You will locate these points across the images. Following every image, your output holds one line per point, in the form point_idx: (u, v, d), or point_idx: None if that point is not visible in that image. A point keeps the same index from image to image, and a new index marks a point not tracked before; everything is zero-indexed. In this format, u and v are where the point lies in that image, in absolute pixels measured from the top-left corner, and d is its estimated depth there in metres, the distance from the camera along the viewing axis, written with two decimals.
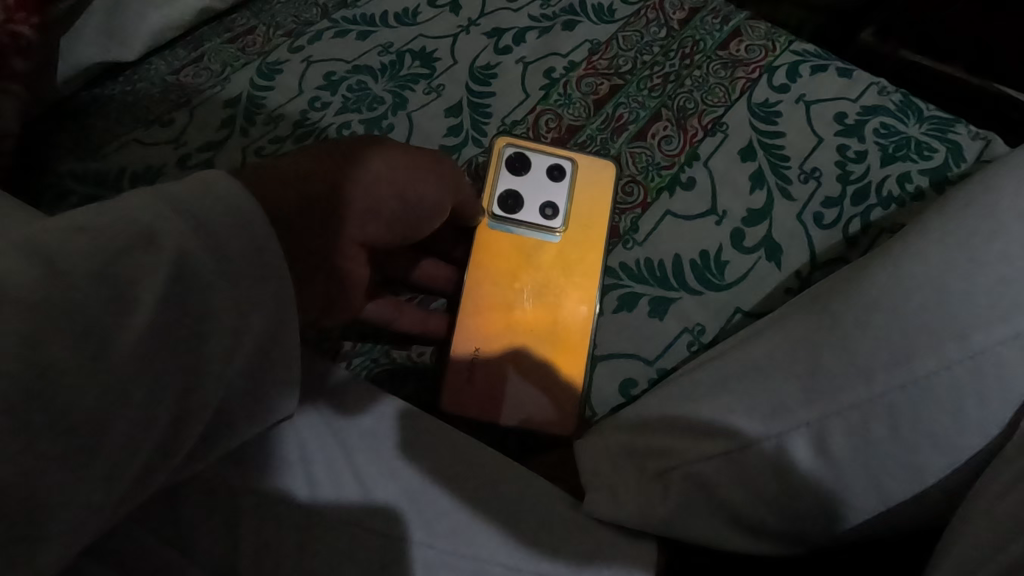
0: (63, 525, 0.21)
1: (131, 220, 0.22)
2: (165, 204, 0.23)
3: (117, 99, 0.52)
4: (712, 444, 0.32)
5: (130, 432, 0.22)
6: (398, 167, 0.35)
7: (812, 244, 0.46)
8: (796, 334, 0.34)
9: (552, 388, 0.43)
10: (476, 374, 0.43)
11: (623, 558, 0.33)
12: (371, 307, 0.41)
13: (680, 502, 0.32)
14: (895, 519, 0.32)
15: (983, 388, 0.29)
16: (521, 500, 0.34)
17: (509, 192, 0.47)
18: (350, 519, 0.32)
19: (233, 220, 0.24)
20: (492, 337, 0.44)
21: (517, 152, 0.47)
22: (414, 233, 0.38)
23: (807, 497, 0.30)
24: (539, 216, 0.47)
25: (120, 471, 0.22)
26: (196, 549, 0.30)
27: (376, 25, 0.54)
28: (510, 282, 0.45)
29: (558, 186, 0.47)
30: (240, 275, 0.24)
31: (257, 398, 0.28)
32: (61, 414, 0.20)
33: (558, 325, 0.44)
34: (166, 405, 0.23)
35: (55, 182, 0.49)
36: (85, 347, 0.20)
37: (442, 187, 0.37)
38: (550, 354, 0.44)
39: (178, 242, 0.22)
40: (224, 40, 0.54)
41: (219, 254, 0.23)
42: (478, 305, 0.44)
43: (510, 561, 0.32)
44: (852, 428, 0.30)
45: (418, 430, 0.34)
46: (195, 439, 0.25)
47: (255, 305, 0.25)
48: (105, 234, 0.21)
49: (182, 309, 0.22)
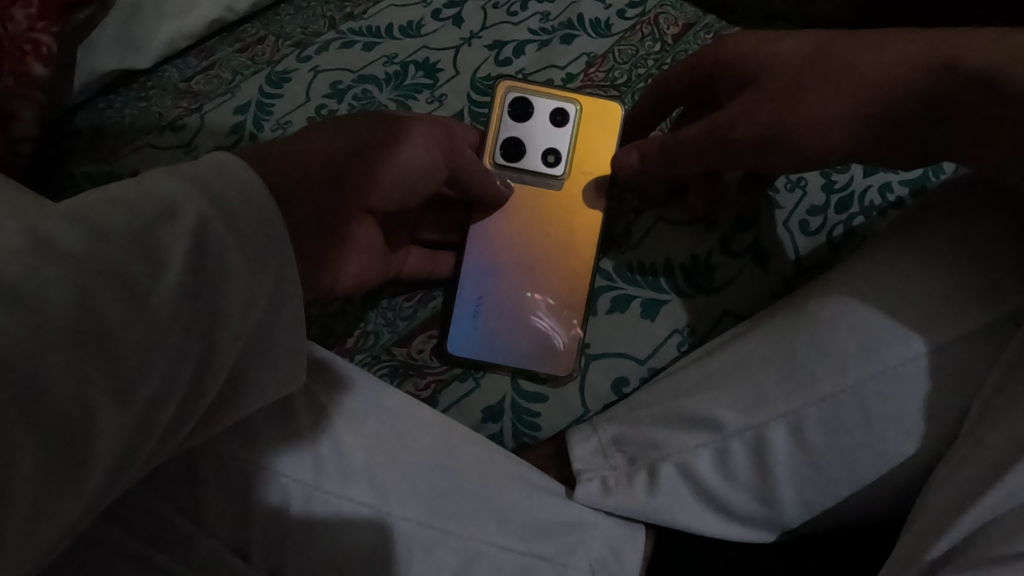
0: (90, 488, 0.22)
1: (156, 193, 0.24)
2: (185, 181, 0.25)
3: (131, 104, 0.54)
4: (698, 433, 0.35)
5: (156, 398, 0.23)
6: (395, 136, 0.39)
7: (797, 250, 0.48)
8: (775, 332, 0.36)
9: (557, 333, 0.46)
10: (483, 317, 0.46)
11: (612, 537, 0.37)
12: (410, 264, 0.47)
13: (668, 489, 0.35)
14: (862, 503, 0.34)
15: (939, 380, 0.32)
16: (516, 487, 0.36)
17: (511, 140, 0.48)
18: (349, 496, 0.32)
19: (250, 200, 0.26)
20: (498, 284, 0.47)
21: (519, 97, 0.48)
22: (414, 197, 0.42)
23: (782, 482, 0.33)
24: (541, 163, 0.48)
25: (144, 441, 0.23)
26: (207, 524, 0.31)
27: (381, 37, 0.56)
28: (518, 234, 0.47)
29: (560, 132, 0.48)
30: (256, 256, 0.26)
31: (271, 380, 0.29)
32: (97, 377, 0.21)
33: (563, 275, 0.47)
34: (182, 378, 0.24)
35: (69, 182, 0.51)
36: (126, 314, 0.22)
37: (432, 151, 0.41)
38: (557, 303, 0.47)
39: (199, 211, 0.24)
40: (234, 49, 0.56)
41: (235, 227, 0.25)
42: (490, 258, 0.47)
43: (504, 541, 0.34)
44: (824, 417, 0.33)
45: (422, 421, 0.36)
46: (206, 408, 0.27)
47: (264, 276, 0.26)
48: (135, 204, 0.23)
49: (199, 292, 0.24)
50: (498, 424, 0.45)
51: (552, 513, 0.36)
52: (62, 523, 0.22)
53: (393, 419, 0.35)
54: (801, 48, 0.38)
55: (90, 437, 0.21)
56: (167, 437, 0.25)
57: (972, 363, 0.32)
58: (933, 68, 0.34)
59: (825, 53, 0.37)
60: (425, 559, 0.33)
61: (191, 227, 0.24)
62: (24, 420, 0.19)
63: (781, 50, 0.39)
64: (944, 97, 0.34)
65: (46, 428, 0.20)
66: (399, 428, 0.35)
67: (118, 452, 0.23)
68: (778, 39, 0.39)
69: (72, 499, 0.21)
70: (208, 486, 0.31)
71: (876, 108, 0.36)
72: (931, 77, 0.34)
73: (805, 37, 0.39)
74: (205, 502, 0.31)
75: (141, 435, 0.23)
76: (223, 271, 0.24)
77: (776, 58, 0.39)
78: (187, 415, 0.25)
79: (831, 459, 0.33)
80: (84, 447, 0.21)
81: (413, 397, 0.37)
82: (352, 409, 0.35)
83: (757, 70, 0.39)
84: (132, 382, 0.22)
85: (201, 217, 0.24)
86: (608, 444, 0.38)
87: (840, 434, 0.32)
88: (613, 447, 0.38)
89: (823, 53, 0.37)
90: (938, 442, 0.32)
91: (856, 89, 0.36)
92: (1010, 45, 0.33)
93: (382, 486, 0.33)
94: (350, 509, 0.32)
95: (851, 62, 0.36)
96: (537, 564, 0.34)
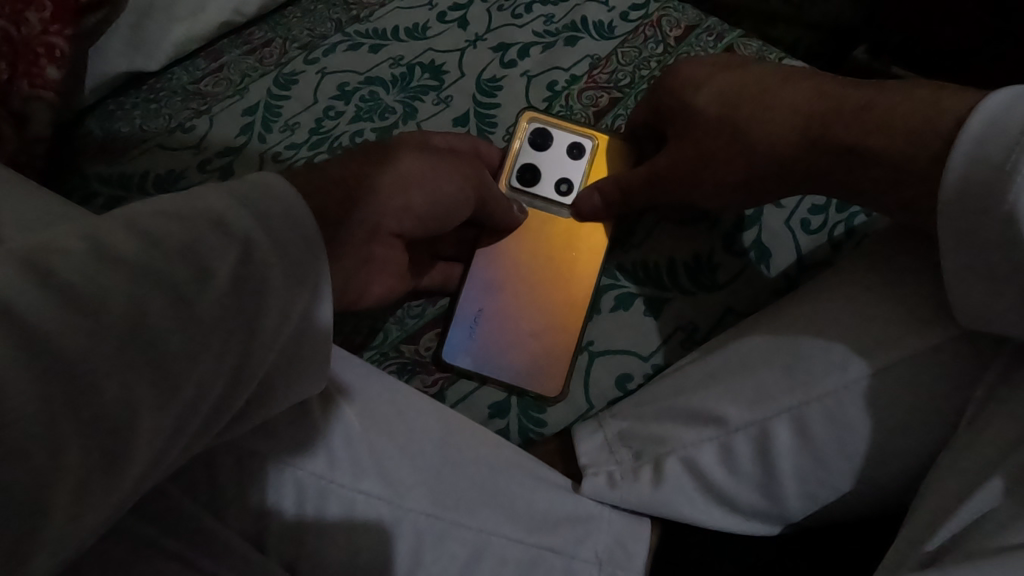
0: (127, 479, 0.22)
1: (205, 210, 0.25)
2: (236, 200, 0.26)
3: (141, 106, 0.55)
4: (704, 428, 0.35)
5: (196, 393, 0.24)
6: (430, 171, 0.41)
7: (799, 247, 0.49)
8: (781, 329, 0.37)
9: (553, 355, 0.47)
10: (480, 329, 0.47)
11: (618, 528, 0.37)
12: (427, 279, 0.48)
13: (674, 484, 0.36)
14: (868, 497, 0.35)
15: (942, 375, 0.33)
16: (530, 487, 0.37)
17: (528, 166, 0.49)
18: (361, 489, 0.33)
19: (294, 220, 0.27)
20: (498, 299, 0.47)
21: (541, 128, 0.49)
22: (439, 227, 0.43)
23: (785, 476, 0.34)
24: (554, 190, 0.49)
25: (177, 435, 0.24)
26: (226, 515, 0.32)
27: (388, 39, 0.57)
28: (520, 248, 0.48)
29: (576, 165, 0.50)
30: (290, 260, 0.26)
31: (296, 378, 0.29)
32: (139, 368, 0.22)
33: (559, 295, 0.47)
34: (219, 377, 0.25)
35: (81, 183, 0.52)
36: (169, 314, 0.23)
37: (466, 186, 0.42)
38: (556, 314, 0.47)
39: (246, 229, 0.25)
40: (242, 52, 0.57)
41: (274, 235, 0.26)
42: (491, 269, 0.48)
43: (514, 534, 0.35)
44: (828, 411, 0.33)
45: (435, 417, 0.37)
46: (238, 406, 0.27)
47: (301, 293, 0.27)
48: (186, 219, 0.24)
49: (241, 295, 0.25)
50: (504, 420, 0.46)
51: (559, 507, 0.37)
52: (98, 513, 0.22)
53: (403, 418, 0.36)
54: (714, 104, 0.42)
55: (130, 430, 0.22)
56: (200, 432, 0.26)
57: (970, 359, 0.33)
58: (809, 145, 0.39)
59: (733, 113, 0.41)
60: (436, 552, 0.34)
61: (235, 243, 0.25)
62: (72, 410, 0.20)
63: (697, 110, 0.43)
64: (824, 164, 0.39)
65: (89, 420, 0.20)
66: (407, 425, 0.36)
67: (155, 445, 0.23)
68: (699, 92, 0.43)
69: (109, 489, 0.22)
70: (227, 479, 0.32)
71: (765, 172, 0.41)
72: (806, 149, 0.39)
73: (723, 86, 0.43)
74: (223, 495, 0.32)
75: (175, 430, 0.24)
76: (259, 279, 0.25)
77: (692, 115, 0.43)
78: (219, 412, 0.26)
79: (834, 454, 0.33)
80: (125, 438, 0.22)
81: (420, 396, 0.38)
82: (364, 403, 0.35)
83: (680, 124, 0.44)
84: (170, 379, 0.23)
85: (247, 235, 0.25)
86: (614, 440, 0.39)
87: (850, 429, 0.33)
88: (618, 443, 0.39)
89: (728, 115, 0.41)
90: (943, 435, 0.33)
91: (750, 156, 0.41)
92: (876, 118, 0.36)
93: (393, 478, 0.34)
94: (363, 501, 0.33)
95: (748, 128, 0.41)
96: (545, 556, 0.35)
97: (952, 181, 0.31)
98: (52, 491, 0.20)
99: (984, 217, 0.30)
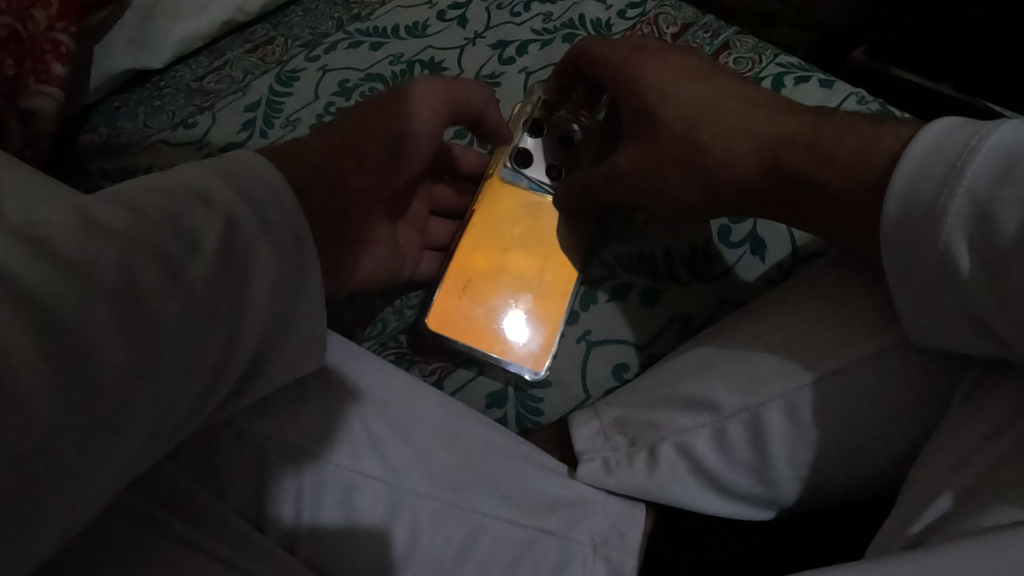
0: (122, 454, 0.23)
1: (190, 183, 0.26)
2: (217, 174, 0.26)
3: (146, 102, 0.56)
4: (696, 414, 0.36)
5: (187, 371, 0.24)
6: (407, 106, 0.43)
7: (794, 237, 0.49)
8: (773, 321, 0.37)
9: (539, 329, 0.48)
10: (469, 304, 0.48)
11: (612, 514, 0.38)
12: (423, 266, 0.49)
13: (668, 468, 0.36)
14: (861, 481, 0.35)
15: (928, 361, 0.33)
16: (525, 469, 0.37)
17: (521, 153, 0.50)
18: (359, 470, 0.34)
19: (278, 202, 0.27)
20: (484, 273, 0.49)
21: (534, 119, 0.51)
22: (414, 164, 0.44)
23: (778, 461, 0.34)
24: (544, 176, 0.50)
25: (172, 411, 0.24)
26: (225, 494, 0.32)
27: (388, 37, 0.58)
28: (505, 226, 0.49)
29: (566, 154, 0.51)
30: (280, 242, 0.27)
31: (290, 360, 0.30)
32: (130, 344, 0.22)
33: (544, 272, 0.49)
34: (212, 355, 0.25)
35: (87, 178, 0.52)
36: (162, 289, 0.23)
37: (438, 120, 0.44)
38: (541, 290, 0.48)
39: (229, 203, 0.26)
40: (244, 50, 0.58)
41: (263, 222, 0.27)
42: (476, 248, 0.49)
43: (508, 514, 0.36)
44: (818, 397, 0.34)
45: (431, 397, 0.37)
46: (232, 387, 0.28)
47: (286, 275, 0.28)
48: (169, 193, 0.25)
49: (231, 279, 0.25)
50: (501, 410, 0.46)
51: (555, 490, 0.37)
52: (94, 488, 0.22)
53: (402, 401, 0.36)
54: (676, 119, 0.42)
55: (122, 405, 0.22)
56: (195, 412, 0.26)
57: None
58: (766, 167, 0.39)
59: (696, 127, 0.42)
60: (433, 534, 0.34)
61: (219, 228, 0.25)
62: (65, 383, 0.20)
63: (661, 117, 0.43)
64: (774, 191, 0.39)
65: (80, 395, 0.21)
66: (406, 405, 0.36)
67: (150, 422, 0.23)
68: (669, 95, 0.43)
69: (105, 462, 0.22)
70: (226, 460, 0.32)
71: (721, 189, 0.42)
72: (761, 166, 0.39)
73: (692, 95, 0.42)
74: (222, 475, 0.32)
75: (170, 408, 0.24)
76: (245, 258, 0.26)
77: (653, 123, 0.43)
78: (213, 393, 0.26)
79: (826, 438, 0.34)
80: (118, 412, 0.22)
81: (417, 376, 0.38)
82: (364, 387, 0.36)
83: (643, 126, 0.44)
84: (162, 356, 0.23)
85: (230, 211, 0.26)
86: (609, 425, 0.39)
87: (842, 414, 0.33)
88: (613, 428, 0.39)
89: (689, 133, 0.42)
90: (931, 422, 0.33)
91: (709, 178, 0.42)
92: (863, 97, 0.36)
93: (391, 461, 0.35)
94: (361, 483, 0.34)
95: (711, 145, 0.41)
96: (540, 538, 0.36)
97: (910, 167, 0.31)
98: (47, 460, 0.20)
99: (934, 216, 0.30)
